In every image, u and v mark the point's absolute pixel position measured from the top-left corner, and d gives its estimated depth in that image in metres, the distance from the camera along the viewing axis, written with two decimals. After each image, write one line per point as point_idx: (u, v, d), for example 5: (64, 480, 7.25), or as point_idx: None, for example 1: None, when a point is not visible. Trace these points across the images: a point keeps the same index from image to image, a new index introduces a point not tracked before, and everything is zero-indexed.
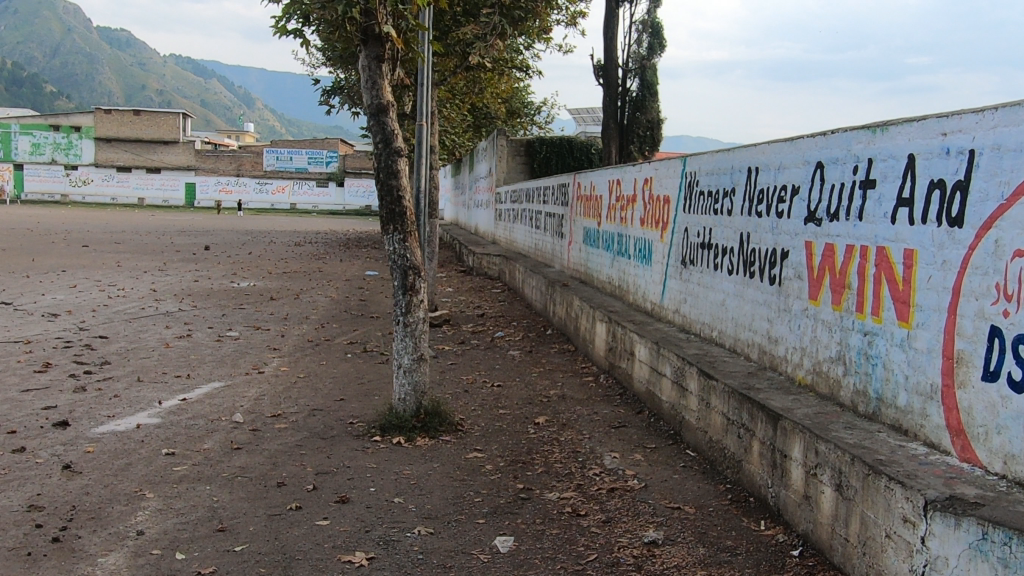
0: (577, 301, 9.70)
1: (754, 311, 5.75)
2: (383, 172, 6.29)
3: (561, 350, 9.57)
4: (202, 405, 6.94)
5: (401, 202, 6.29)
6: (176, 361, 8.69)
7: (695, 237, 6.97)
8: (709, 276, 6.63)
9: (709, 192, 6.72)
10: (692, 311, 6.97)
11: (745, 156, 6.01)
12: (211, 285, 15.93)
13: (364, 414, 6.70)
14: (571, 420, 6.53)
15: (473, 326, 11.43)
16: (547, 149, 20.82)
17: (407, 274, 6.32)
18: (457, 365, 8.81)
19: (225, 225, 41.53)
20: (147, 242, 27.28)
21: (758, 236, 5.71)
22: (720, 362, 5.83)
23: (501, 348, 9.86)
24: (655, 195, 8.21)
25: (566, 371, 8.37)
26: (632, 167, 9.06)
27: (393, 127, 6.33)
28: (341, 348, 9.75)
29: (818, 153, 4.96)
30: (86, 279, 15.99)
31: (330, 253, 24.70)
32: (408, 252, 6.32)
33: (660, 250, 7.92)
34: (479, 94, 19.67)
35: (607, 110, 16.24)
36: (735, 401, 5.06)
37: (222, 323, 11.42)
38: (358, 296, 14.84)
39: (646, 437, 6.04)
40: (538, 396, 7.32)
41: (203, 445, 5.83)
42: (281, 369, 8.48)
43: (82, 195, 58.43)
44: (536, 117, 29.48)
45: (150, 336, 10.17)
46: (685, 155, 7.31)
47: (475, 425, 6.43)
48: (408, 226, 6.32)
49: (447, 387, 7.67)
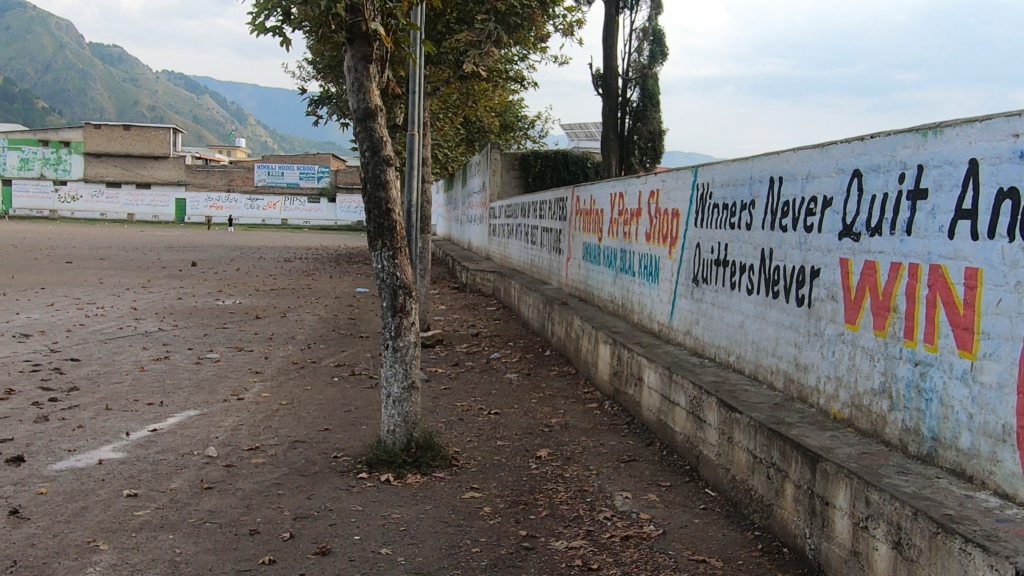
0: (577, 321, 9.18)
1: (779, 335, 5.24)
2: (370, 182, 5.75)
3: (561, 373, 9.02)
4: (173, 437, 6.35)
5: (390, 216, 5.76)
6: (148, 387, 8.10)
7: (709, 253, 6.46)
8: (724, 295, 6.12)
9: (723, 205, 6.22)
10: (705, 332, 6.46)
11: (767, 165, 5.50)
12: (194, 303, 15.36)
13: (349, 448, 6.14)
14: (576, 453, 5.98)
15: (467, 347, 10.87)
16: (542, 163, 20.34)
17: (397, 295, 5.77)
18: (450, 389, 8.25)
19: (213, 241, 41.06)
20: (133, 258, 26.83)
21: (783, 253, 5.20)
22: (742, 391, 5.30)
23: (497, 370, 9.32)
24: (662, 208, 7.70)
25: (566, 397, 7.82)
26: (637, 179, 8.56)
27: (381, 134, 5.80)
28: (328, 372, 9.17)
29: (855, 160, 4.45)
30: (64, 297, 15.41)
31: (318, 270, 24.15)
32: (398, 270, 5.77)
33: (669, 267, 7.41)
34: (472, 106, 19.19)
35: (606, 122, 15.77)
36: (763, 437, 4.53)
37: (202, 344, 10.85)
38: (347, 314, 14.27)
39: (659, 472, 5.51)
40: (539, 425, 6.78)
41: (170, 485, 5.26)
42: (262, 395, 7.91)
43: (71, 210, 58.00)
44: (530, 131, 29.03)
45: (124, 358, 9.59)
46: (697, 165, 6.82)
47: (471, 460, 5.87)
48: (397, 241, 5.78)
49: (440, 415, 7.11)
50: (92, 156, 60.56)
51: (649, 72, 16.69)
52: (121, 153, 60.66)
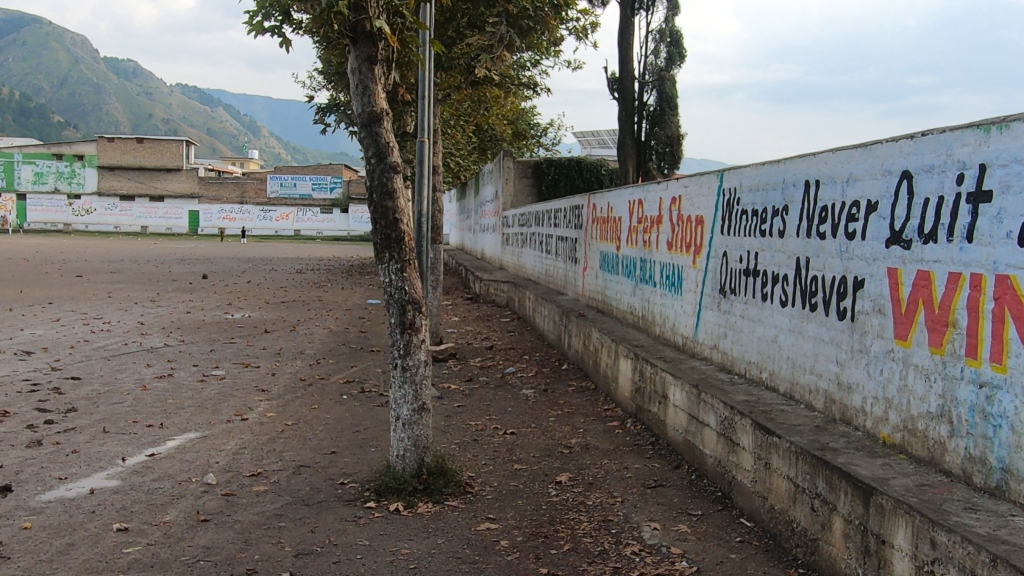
0: (596, 333, 8.80)
1: (818, 352, 4.84)
2: (376, 190, 5.39)
3: (579, 388, 8.64)
4: (171, 463, 6.00)
5: (397, 226, 5.39)
6: (148, 408, 7.76)
7: (737, 263, 6.08)
8: (756, 308, 5.74)
9: (752, 212, 5.84)
10: (734, 347, 6.07)
11: (803, 167, 5.12)
12: (202, 316, 15.06)
13: (358, 473, 5.78)
14: (598, 478, 5.59)
15: (481, 361, 10.50)
16: (556, 171, 19.99)
17: (405, 311, 5.40)
18: (464, 408, 7.88)
19: (226, 253, 40.94)
20: (144, 272, 26.66)
21: (822, 263, 4.81)
22: (777, 411, 4.91)
23: (512, 385, 8.95)
24: (684, 216, 7.33)
25: (586, 415, 7.44)
26: (657, 185, 8.18)
27: (387, 140, 5.45)
28: (337, 389, 8.82)
29: (904, 161, 4.07)
30: (71, 313, 15.15)
31: (330, 281, 23.87)
32: (407, 284, 5.41)
33: (692, 278, 7.03)
34: (484, 113, 18.85)
35: (622, 126, 15.42)
36: (806, 464, 4.14)
37: (208, 360, 10.52)
38: (358, 327, 13.93)
39: (689, 499, 5.12)
40: (558, 446, 6.39)
41: (164, 518, 4.90)
42: (267, 415, 7.56)
43: (85, 224, 58.11)
44: (543, 139, 28.69)
45: (127, 376, 9.27)
46: (723, 169, 6.44)
47: (486, 486, 5.49)
48: (406, 253, 5.42)
49: (452, 437, 6.74)
50: (105, 169, 60.65)
51: (667, 75, 16.26)
52: (134, 166, 60.73)
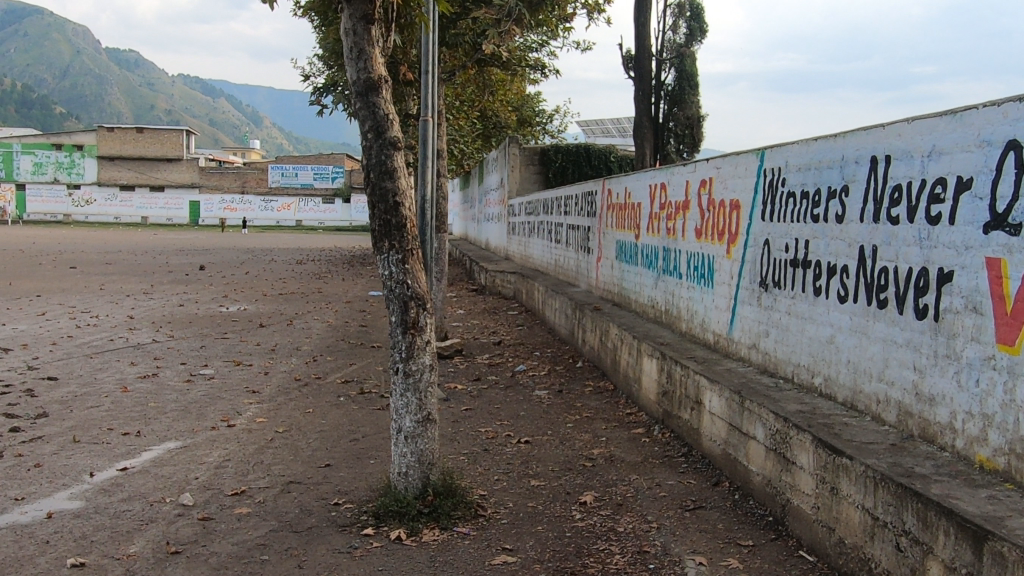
0: (615, 329, 8.11)
1: (887, 356, 4.16)
2: (373, 169, 4.70)
3: (597, 389, 7.95)
4: (144, 480, 5.32)
5: (399, 210, 4.70)
6: (126, 413, 7.07)
7: (782, 252, 5.38)
8: (806, 304, 5.05)
9: (801, 194, 5.15)
10: (780, 347, 5.39)
11: (867, 141, 4.43)
12: (196, 310, 14.37)
13: (355, 492, 5.10)
14: (627, 498, 4.92)
15: (489, 358, 9.79)
16: (563, 158, 19.26)
17: (408, 308, 4.70)
18: (472, 412, 7.19)
19: (226, 244, 40.23)
20: (140, 263, 25.99)
21: (895, 252, 4.13)
22: (841, 425, 4.22)
23: (523, 385, 8.27)
24: (715, 200, 6.64)
25: (607, 420, 6.76)
26: (684, 167, 7.47)
27: (385, 111, 4.74)
28: (335, 390, 8.14)
29: (1008, 128, 3.38)
30: (59, 306, 14.47)
31: (331, 272, 23.18)
32: (409, 278, 4.71)
33: (726, 269, 6.34)
34: (489, 98, 18.12)
35: (639, 107, 14.43)
36: (887, 493, 3.46)
37: (197, 358, 9.84)
38: (358, 321, 13.24)
39: (735, 526, 4.43)
40: (579, 459, 5.71)
41: (128, 549, 4.23)
42: (257, 421, 6.88)
43: (85, 215, 57.50)
44: (548, 126, 27.96)
45: (107, 376, 8.59)
46: (763, 147, 5.75)
47: (500, 508, 4.81)
48: (407, 242, 4.73)
49: (460, 447, 6.06)
50: (105, 159, 59.95)
51: (686, 51, 15.51)
52: (134, 156, 60.00)
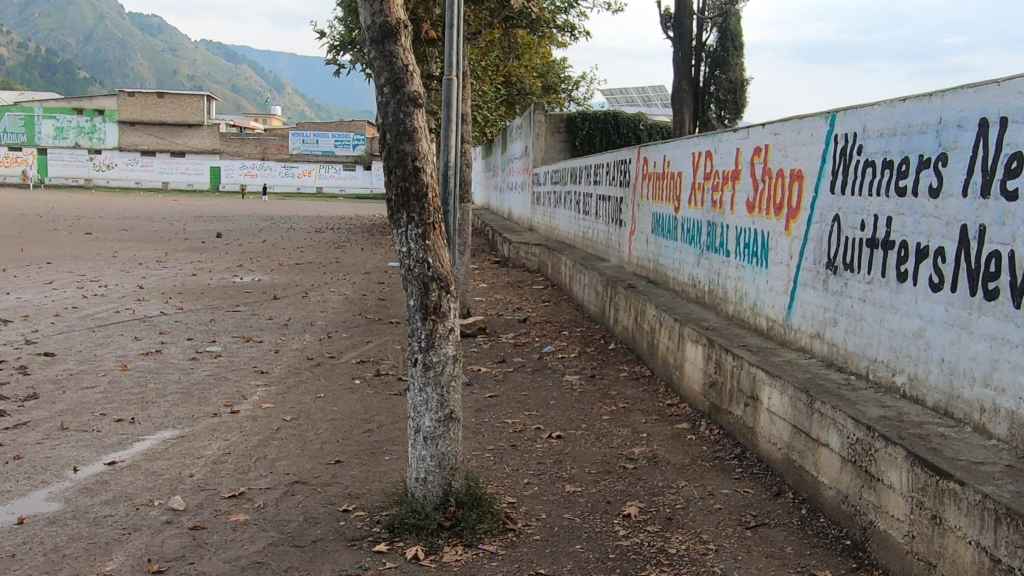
0: (652, 309, 7.47)
1: (997, 358, 3.50)
2: (390, 128, 4.06)
3: (632, 375, 7.32)
4: (132, 478, 4.75)
5: (419, 177, 4.06)
6: (121, 395, 6.50)
7: (856, 230, 4.71)
8: (886, 290, 4.39)
9: (881, 163, 4.47)
10: (851, 338, 4.73)
11: (974, 101, 3.74)
12: (208, 280, 13.80)
13: (368, 497, 4.52)
14: (677, 510, 4.30)
15: (515, 337, 9.18)
16: (590, 126, 18.57)
17: (428, 290, 4.07)
18: (498, 400, 6.58)
19: (246, 210, 39.68)
20: (157, 229, 25.46)
21: (1012, 234, 3.45)
22: (940, 438, 3.58)
23: (553, 369, 7.65)
24: (772, 169, 5.94)
25: (646, 412, 6.13)
26: (734, 133, 6.77)
27: (404, 62, 4.08)
28: (349, 371, 7.55)
29: None
30: (68, 274, 13.94)
31: (350, 241, 22.60)
32: (431, 256, 4.08)
33: (784, 247, 5.67)
34: (514, 61, 17.40)
35: (678, 70, 13.72)
36: (1015, 531, 2.82)
37: (205, 332, 9.28)
38: (376, 294, 12.65)
39: (807, 551, 3.82)
40: (619, 459, 5.09)
41: (103, 568, 3.65)
42: (263, 406, 6.31)
43: (106, 179, 57.14)
44: (573, 94, 27.23)
45: (108, 353, 8.04)
46: (835, 109, 5.05)
47: (532, 521, 4.21)
48: (429, 214, 4.09)
49: (484, 443, 5.45)
50: (125, 123, 59.45)
51: (731, 10, 14.66)
52: (154, 121, 59.49)
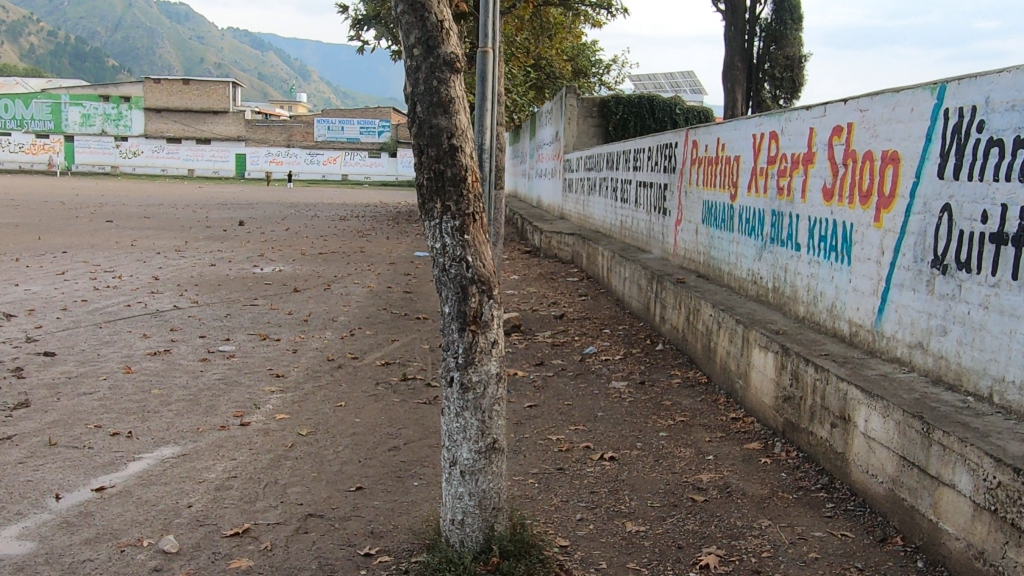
0: (708, 308, 6.72)
1: None
2: (421, 99, 3.35)
3: (686, 381, 6.59)
4: (121, 509, 4.10)
5: (456, 159, 3.35)
6: (120, 404, 5.85)
7: (974, 222, 3.95)
8: (1017, 296, 3.63)
9: (1012, 142, 3.71)
10: (965, 351, 3.98)
11: None
12: (227, 271, 13.18)
13: (394, 538, 3.83)
14: (766, 559, 3.58)
15: (553, 335, 8.47)
16: (625, 109, 17.82)
17: (467, 295, 3.37)
18: (539, 411, 5.87)
19: (272, 196, 39.17)
20: (179, 217, 24.95)
21: None
22: None
23: (597, 374, 6.94)
24: (856, 151, 5.17)
25: (708, 428, 5.40)
26: (805, 110, 5.99)
27: (439, 16, 3.33)
28: (373, 375, 6.87)
29: None
30: (83, 265, 13.36)
31: (375, 230, 21.97)
32: (470, 253, 3.38)
33: (872, 241, 4.92)
34: (546, 42, 16.66)
35: (731, 46, 13.02)
36: None
37: (220, 329, 8.65)
38: (402, 285, 11.99)
39: None
40: (684, 489, 4.37)
41: None
42: (278, 417, 5.64)
43: (132, 166, 56.94)
44: (604, 77, 26.46)
45: (113, 353, 7.41)
46: (944, 78, 4.27)
47: (589, 572, 3.52)
48: (468, 204, 3.38)
49: (526, 466, 4.75)
50: (151, 110, 59.20)
51: None
52: (180, 107, 59.25)
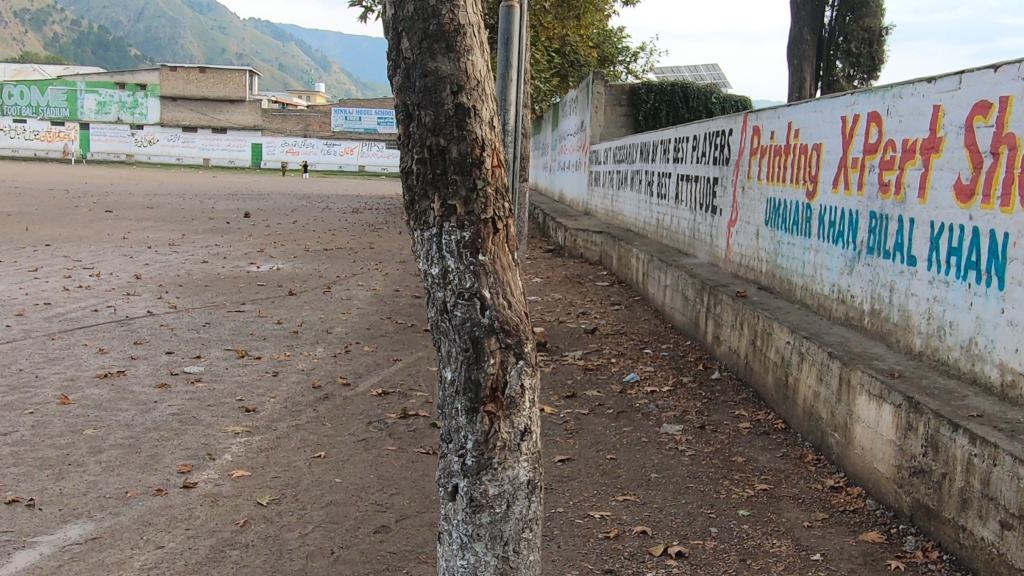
0: (783, 334, 5.37)
1: None
2: (408, 28, 2.01)
3: (757, 426, 5.25)
4: None
5: (466, 130, 2.01)
6: (37, 452, 4.56)
7: None
8: None
9: None
10: None
11: None
12: (219, 269, 11.89)
13: None
14: None
15: (584, 356, 7.14)
16: (656, 98, 16.47)
17: (482, 355, 2.05)
18: (574, 468, 4.53)
19: (287, 188, 37.91)
20: (185, 207, 23.71)
21: None
22: None
23: (643, 412, 5.59)
24: (1015, 134, 3.81)
25: (802, 502, 4.05)
26: (923, 82, 4.62)
27: None
28: (365, 410, 5.54)
29: None
30: (62, 261, 12.09)
31: (388, 224, 20.65)
32: (487, 286, 2.05)
33: None
34: (573, 21, 15.26)
35: (799, 14, 11.63)
36: None
37: (193, 342, 7.35)
38: (410, 289, 10.67)
39: None
40: None
41: None
42: (234, 476, 4.32)
43: (147, 155, 55.87)
44: (631, 65, 25.11)
45: (54, 375, 6.10)
46: None
47: None
48: (483, 204, 2.05)
49: (563, 565, 3.43)
50: (166, 98, 58.11)
51: None
52: (196, 95, 58.14)
